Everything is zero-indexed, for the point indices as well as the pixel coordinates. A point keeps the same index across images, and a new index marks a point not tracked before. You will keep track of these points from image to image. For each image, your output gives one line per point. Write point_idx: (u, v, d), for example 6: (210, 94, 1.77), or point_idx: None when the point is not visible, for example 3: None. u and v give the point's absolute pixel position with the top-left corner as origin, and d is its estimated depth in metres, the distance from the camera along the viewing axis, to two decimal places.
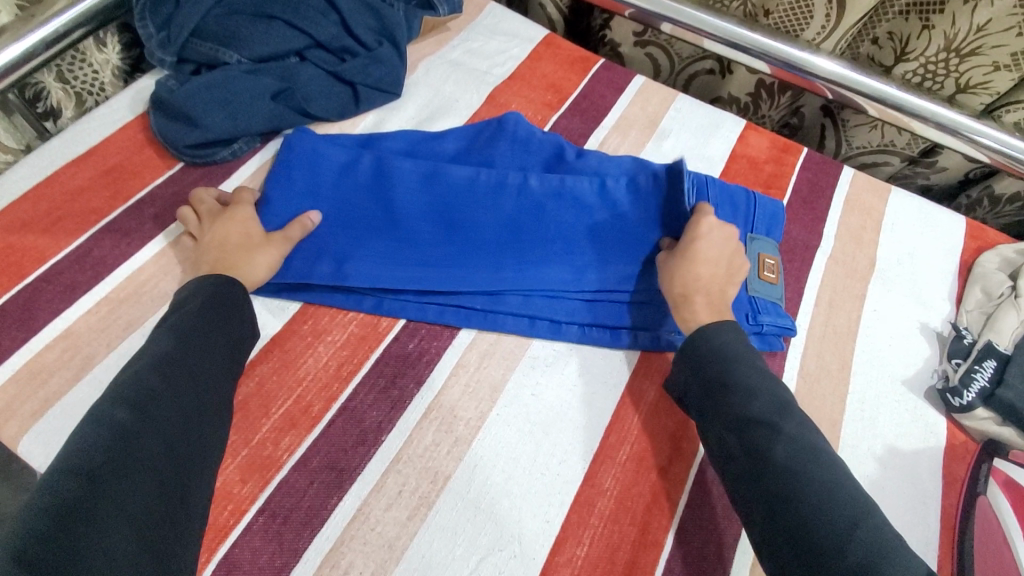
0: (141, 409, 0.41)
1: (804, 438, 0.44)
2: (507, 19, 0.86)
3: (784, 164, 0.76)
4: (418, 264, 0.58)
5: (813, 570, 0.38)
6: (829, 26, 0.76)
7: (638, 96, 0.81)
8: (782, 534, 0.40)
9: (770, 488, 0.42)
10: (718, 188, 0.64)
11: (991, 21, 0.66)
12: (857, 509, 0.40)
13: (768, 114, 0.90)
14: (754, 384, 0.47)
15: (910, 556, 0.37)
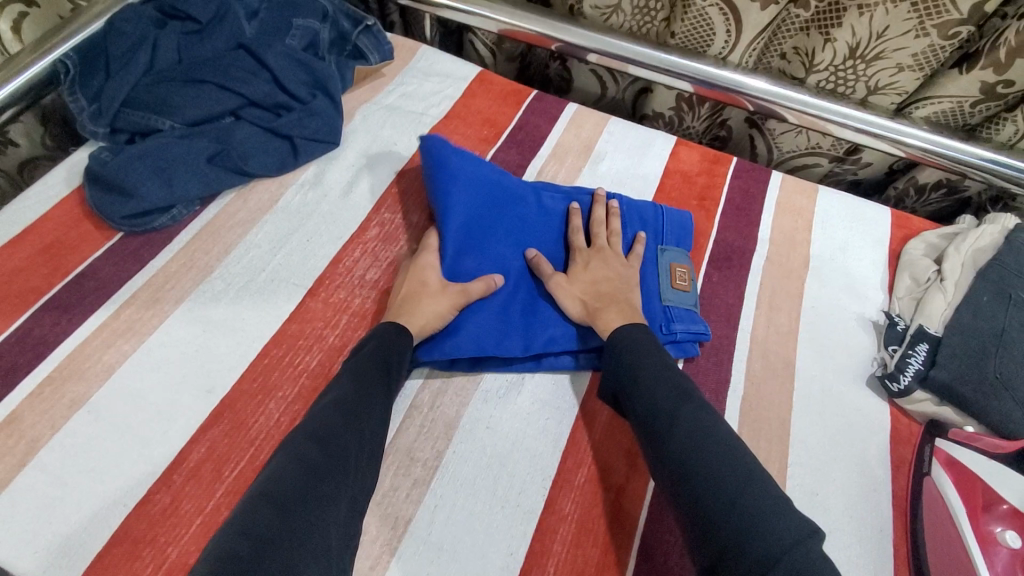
0: (327, 450, 0.43)
1: (697, 421, 0.47)
2: (438, 61, 0.89)
3: (715, 175, 0.79)
4: (483, 334, 0.59)
5: (703, 524, 0.42)
6: (731, 42, 0.78)
7: (572, 123, 0.84)
8: (687, 506, 0.44)
9: (671, 463, 0.46)
10: (626, 203, 0.70)
11: (888, 27, 0.69)
12: (743, 476, 0.43)
13: (691, 125, 0.92)
14: (657, 375, 0.52)
15: (790, 517, 0.40)
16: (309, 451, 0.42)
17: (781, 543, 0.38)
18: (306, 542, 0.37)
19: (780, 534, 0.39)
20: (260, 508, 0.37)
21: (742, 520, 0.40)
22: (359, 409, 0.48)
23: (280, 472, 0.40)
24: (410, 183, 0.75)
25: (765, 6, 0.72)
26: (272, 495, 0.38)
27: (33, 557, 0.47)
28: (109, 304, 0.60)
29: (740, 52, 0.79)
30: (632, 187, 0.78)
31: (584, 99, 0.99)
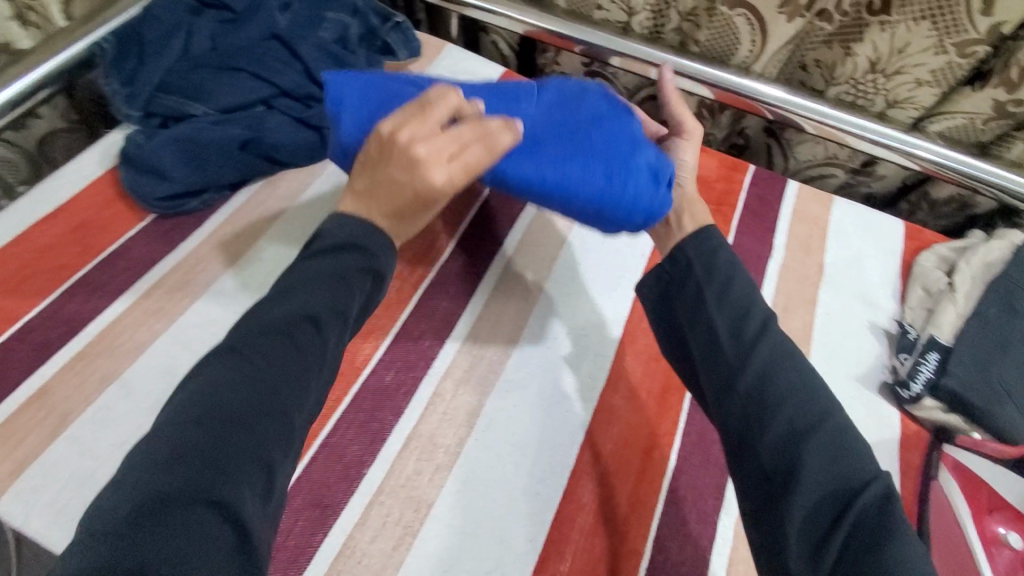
0: (254, 374, 0.40)
1: (779, 353, 0.48)
2: (463, 59, 0.91)
3: (733, 181, 0.81)
4: None
5: (781, 448, 0.43)
6: (755, 51, 0.80)
7: None
8: (757, 429, 0.45)
9: (746, 389, 0.46)
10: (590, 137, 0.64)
11: (909, 44, 0.70)
12: (822, 406, 0.45)
13: (711, 131, 0.94)
14: (741, 306, 0.51)
15: (860, 451, 0.43)
16: (237, 372, 0.40)
17: (859, 474, 0.42)
18: (232, 467, 0.36)
19: (855, 469, 0.42)
20: (182, 435, 0.36)
21: (824, 445, 0.43)
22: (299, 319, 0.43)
23: (203, 399, 0.38)
24: None
25: (793, 18, 0.74)
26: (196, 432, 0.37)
27: (66, 525, 0.48)
28: (141, 283, 0.61)
29: (763, 62, 0.81)
30: None
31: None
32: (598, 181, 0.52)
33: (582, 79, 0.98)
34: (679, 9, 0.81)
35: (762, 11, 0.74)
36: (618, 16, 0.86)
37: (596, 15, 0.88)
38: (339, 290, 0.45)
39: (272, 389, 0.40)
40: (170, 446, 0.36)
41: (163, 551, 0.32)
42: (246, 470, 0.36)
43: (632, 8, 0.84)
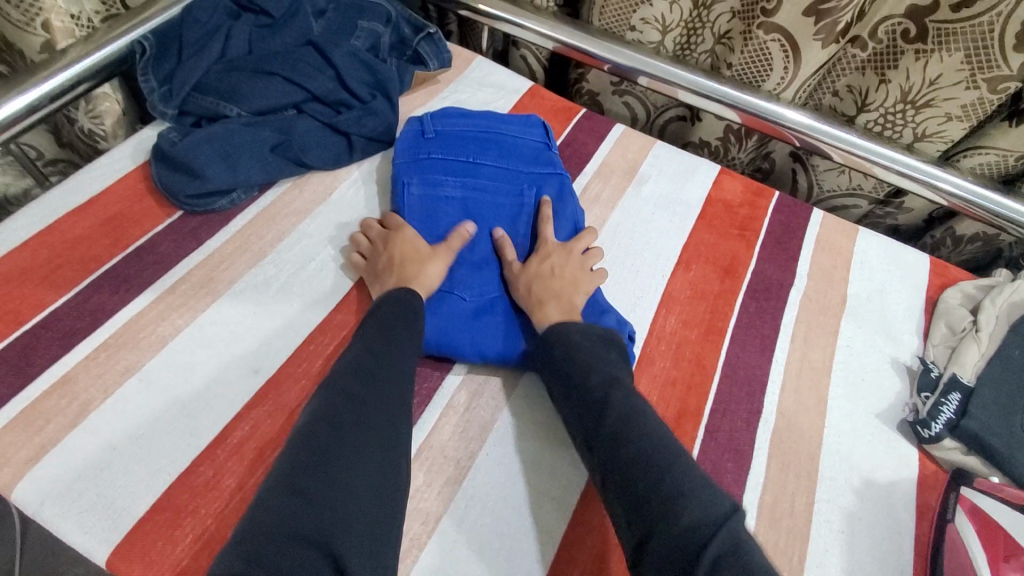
0: (336, 426, 0.44)
1: (629, 406, 0.51)
2: (492, 72, 0.91)
3: (757, 207, 0.80)
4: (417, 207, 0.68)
5: (640, 496, 0.44)
6: (787, 77, 0.80)
7: (618, 144, 0.85)
8: (620, 481, 0.46)
9: (609, 441, 0.49)
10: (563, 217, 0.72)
11: (941, 76, 0.69)
12: (668, 454, 0.47)
13: (736, 156, 0.94)
14: (592, 363, 0.55)
15: (714, 493, 0.44)
16: (324, 429, 0.44)
17: (711, 519, 0.42)
18: (340, 474, 0.42)
19: (708, 509, 0.42)
20: (284, 481, 0.40)
21: (670, 495, 0.43)
22: (382, 370, 0.50)
23: (304, 435, 0.44)
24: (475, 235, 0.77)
25: (827, 44, 0.73)
26: (296, 462, 0.42)
27: (78, 515, 0.48)
28: (165, 279, 0.62)
29: (793, 89, 0.81)
30: (674, 212, 0.79)
31: (624, 120, 1.01)
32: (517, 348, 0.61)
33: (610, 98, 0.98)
34: (715, 30, 0.84)
35: (796, 36, 0.74)
36: (653, 36, 0.87)
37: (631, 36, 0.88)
38: (391, 362, 0.51)
39: (366, 419, 0.46)
40: (277, 492, 0.40)
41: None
42: (353, 491, 0.41)
43: (666, 26, 0.85)
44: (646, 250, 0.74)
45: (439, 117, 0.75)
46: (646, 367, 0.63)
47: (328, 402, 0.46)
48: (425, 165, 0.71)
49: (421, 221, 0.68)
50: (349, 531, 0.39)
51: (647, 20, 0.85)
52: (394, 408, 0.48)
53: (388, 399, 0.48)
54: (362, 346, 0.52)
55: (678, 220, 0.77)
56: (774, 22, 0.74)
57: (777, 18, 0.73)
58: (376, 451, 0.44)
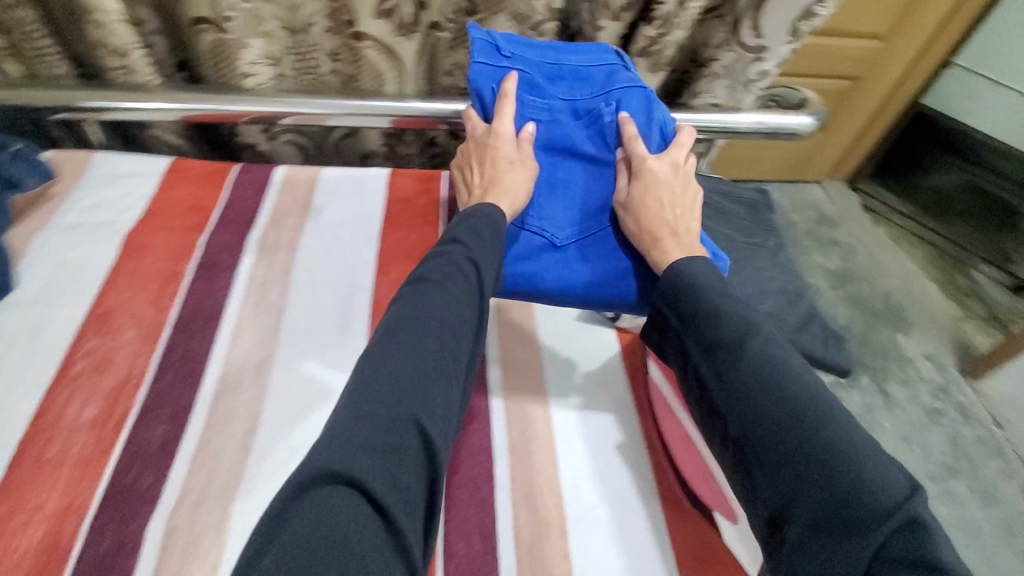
0: (388, 352, 0.50)
1: (762, 357, 0.53)
2: (116, 165, 0.82)
3: (432, 192, 0.87)
4: (543, 115, 0.70)
5: (788, 457, 0.48)
6: (399, 74, 0.86)
7: (285, 186, 0.83)
8: (758, 434, 0.50)
9: (744, 389, 0.52)
10: (636, 109, 0.70)
11: (503, 33, 0.80)
12: (818, 416, 0.49)
13: (409, 155, 1.00)
14: (717, 310, 0.56)
15: (882, 466, 0.46)
16: (388, 362, 0.50)
17: (885, 497, 0.44)
18: (408, 397, 0.48)
19: (884, 486, 0.45)
20: (358, 418, 0.45)
21: (830, 464, 0.46)
22: (426, 303, 0.54)
23: (372, 366, 0.49)
24: (127, 329, 0.65)
25: (409, 36, 0.81)
26: (383, 387, 0.48)
27: None
28: None
29: (410, 83, 0.88)
30: (358, 226, 0.80)
31: (294, 160, 1.00)
32: (603, 272, 0.66)
33: (272, 145, 0.97)
34: (323, 51, 0.86)
35: (385, 40, 0.81)
36: (269, 72, 0.86)
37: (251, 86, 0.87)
38: (439, 291, 0.55)
39: (427, 339, 0.52)
40: (362, 410, 0.46)
41: (372, 469, 0.43)
42: (427, 397, 0.49)
43: (275, 57, 0.84)
44: (343, 271, 0.74)
45: (511, 38, 0.72)
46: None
47: (393, 325, 0.53)
48: (535, 83, 0.70)
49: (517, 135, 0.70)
50: (431, 426, 0.48)
51: (258, 61, 0.83)
52: (443, 329, 0.53)
53: (438, 325, 0.53)
54: (406, 289, 0.57)
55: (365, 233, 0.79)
56: (367, 32, 0.80)
57: (361, 27, 0.79)
58: (421, 362, 0.51)
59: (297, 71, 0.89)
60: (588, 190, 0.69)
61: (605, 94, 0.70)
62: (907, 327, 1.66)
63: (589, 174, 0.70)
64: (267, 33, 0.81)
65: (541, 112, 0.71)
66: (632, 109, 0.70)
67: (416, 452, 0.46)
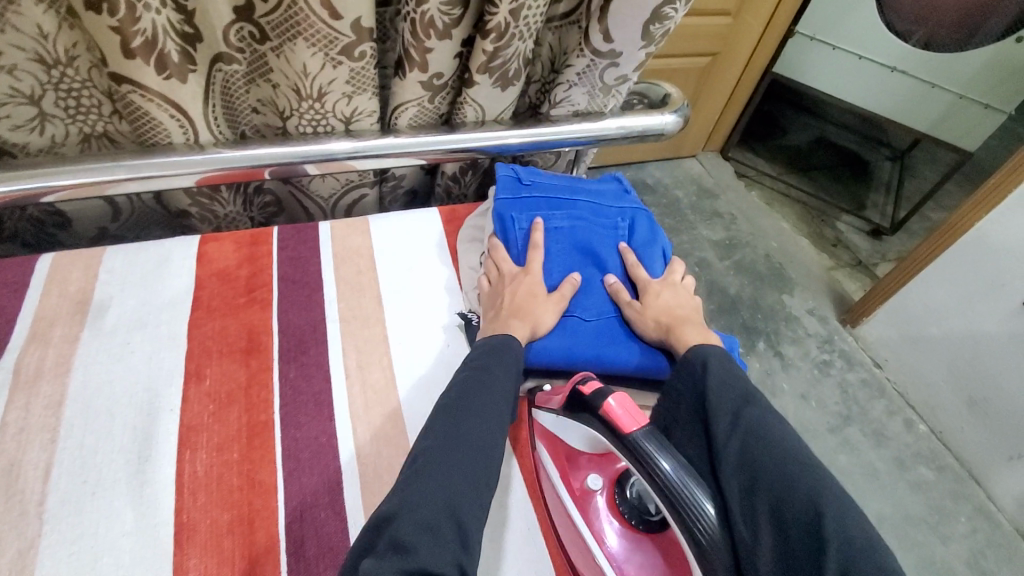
0: (437, 463, 0.47)
1: (762, 422, 0.53)
2: None
3: (257, 258, 0.71)
4: (568, 221, 0.72)
5: (778, 499, 0.46)
6: (186, 123, 0.67)
7: (50, 284, 0.63)
8: (749, 478, 0.49)
9: (744, 442, 0.52)
10: (643, 224, 0.77)
11: (307, 64, 0.66)
12: (802, 465, 0.49)
13: (228, 212, 0.82)
14: (724, 378, 0.58)
15: (865, 529, 0.44)
16: (449, 460, 0.47)
17: (864, 555, 0.42)
18: (463, 505, 0.45)
19: (865, 546, 0.42)
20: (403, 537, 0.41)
21: (811, 504, 0.45)
22: (475, 402, 0.53)
23: (427, 470, 0.46)
24: None
25: (186, 77, 0.63)
26: (418, 511, 0.43)
27: None
28: None
29: (204, 128, 0.69)
30: (159, 324, 0.63)
31: (101, 219, 0.81)
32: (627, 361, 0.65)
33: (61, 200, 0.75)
34: (100, 90, 0.67)
35: (167, 92, 0.63)
36: (26, 113, 0.65)
37: (3, 129, 0.66)
38: (487, 396, 0.54)
39: (478, 449, 0.50)
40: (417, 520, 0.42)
41: None
42: (468, 508, 0.45)
43: (28, 94, 0.64)
44: (135, 395, 0.56)
45: (530, 170, 0.77)
46: (187, 546, 0.49)
47: (443, 430, 0.50)
48: (545, 196, 0.74)
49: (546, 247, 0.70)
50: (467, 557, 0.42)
51: (4, 101, 0.63)
52: (492, 444, 0.51)
53: (491, 433, 0.52)
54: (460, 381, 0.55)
55: (171, 332, 0.62)
56: (137, 81, 0.60)
57: (114, 67, 0.59)
58: (478, 471, 0.48)
59: (67, 111, 0.68)
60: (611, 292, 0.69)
61: (622, 213, 0.77)
62: (791, 288, 1.72)
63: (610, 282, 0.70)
64: (8, 65, 0.61)
65: (566, 220, 0.72)
66: (637, 229, 0.76)
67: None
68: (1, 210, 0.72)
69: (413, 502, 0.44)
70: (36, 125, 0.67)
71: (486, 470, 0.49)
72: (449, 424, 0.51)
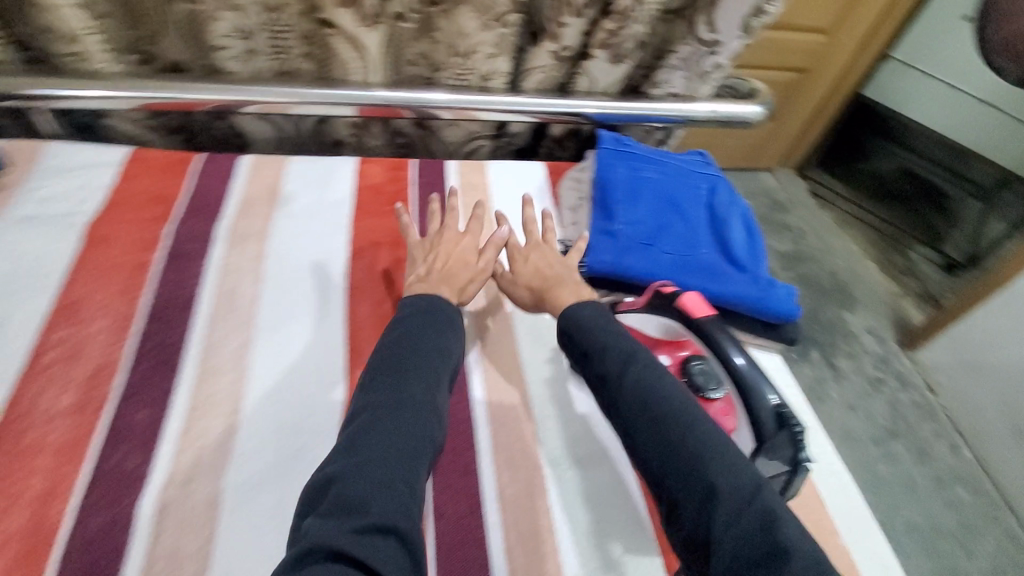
0: (354, 443, 0.48)
1: (636, 387, 0.54)
2: (73, 154, 0.80)
3: (400, 180, 0.88)
4: (656, 175, 0.85)
5: (669, 433, 0.50)
6: (364, 63, 0.87)
7: (252, 175, 0.84)
8: (648, 414, 0.52)
9: (642, 380, 0.54)
10: (724, 188, 0.87)
11: (466, 26, 0.83)
12: (682, 429, 0.50)
13: (375, 145, 1.02)
14: (607, 339, 0.58)
15: (734, 473, 0.47)
16: (386, 437, 0.48)
17: (743, 485, 0.46)
18: (386, 476, 0.46)
19: (738, 485, 0.46)
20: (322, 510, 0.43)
21: (693, 458, 0.48)
22: (403, 384, 0.53)
23: (353, 444, 0.48)
24: (98, 320, 0.64)
25: (372, 26, 0.83)
26: (335, 474, 0.45)
27: None
28: None
29: (377, 71, 0.89)
30: (330, 213, 0.81)
31: (268, 146, 1.01)
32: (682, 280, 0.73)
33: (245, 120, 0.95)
34: (297, 33, 0.84)
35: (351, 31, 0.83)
36: (240, 46, 0.84)
37: (222, 59, 0.86)
38: (394, 400, 0.51)
39: (412, 421, 0.50)
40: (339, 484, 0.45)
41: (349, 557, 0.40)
42: (397, 473, 0.46)
43: (246, 32, 0.83)
44: (315, 260, 0.75)
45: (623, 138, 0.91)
46: (354, 359, 0.66)
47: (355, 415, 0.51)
48: (636, 154, 0.87)
49: (633, 189, 0.82)
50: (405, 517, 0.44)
51: (229, 34, 0.82)
52: (415, 430, 0.50)
53: (414, 407, 0.52)
54: (382, 354, 0.56)
55: (340, 222, 0.81)
56: (336, 22, 0.81)
57: (323, 14, 0.81)
58: (404, 440, 0.48)
59: (272, 49, 0.86)
60: (685, 235, 0.79)
61: (705, 176, 0.89)
62: (853, 305, 1.75)
63: (685, 228, 0.80)
64: (239, 7, 0.79)
65: (657, 174, 0.85)
66: (722, 191, 0.86)
67: (402, 541, 0.43)
68: (208, 117, 0.93)
69: (361, 459, 0.46)
70: (245, 57, 0.86)
71: (416, 430, 0.50)
72: (395, 388, 0.52)
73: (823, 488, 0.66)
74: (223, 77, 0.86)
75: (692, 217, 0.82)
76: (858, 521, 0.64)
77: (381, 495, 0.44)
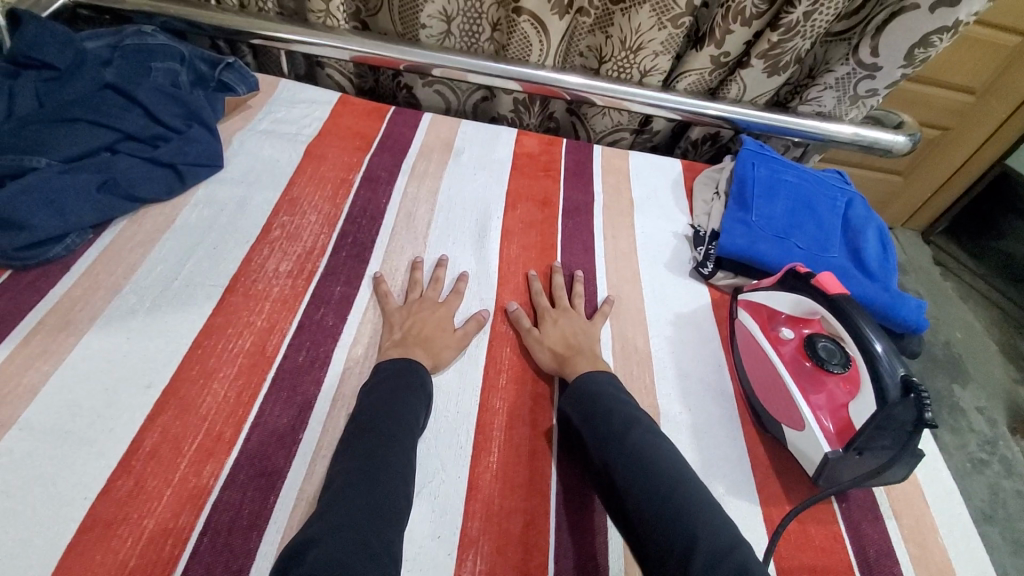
0: (332, 495, 0.47)
1: (643, 442, 0.56)
2: (299, 91, 0.98)
3: (553, 153, 0.99)
4: (795, 180, 0.90)
5: (658, 486, 0.51)
6: (545, 48, 0.98)
7: (431, 128, 0.98)
8: (632, 474, 0.53)
9: (618, 457, 0.55)
10: (861, 204, 0.91)
11: (642, 25, 0.92)
12: (674, 482, 0.52)
13: (529, 122, 1.13)
14: (613, 407, 0.60)
15: (718, 531, 0.48)
16: (354, 485, 0.48)
17: (720, 544, 0.47)
18: (365, 514, 0.45)
19: (717, 544, 0.47)
20: (322, 520, 0.44)
21: (678, 510, 0.49)
22: (379, 447, 0.52)
23: (343, 486, 0.48)
24: (309, 215, 0.79)
25: (562, 16, 0.94)
26: (333, 513, 0.45)
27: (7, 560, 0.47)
28: (14, 334, 0.60)
29: (551, 55, 1.00)
30: (493, 169, 0.94)
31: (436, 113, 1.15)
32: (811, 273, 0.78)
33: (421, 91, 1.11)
34: (488, 19, 1.00)
35: (540, 14, 0.93)
36: (438, 27, 1.01)
37: (422, 37, 1.02)
38: (383, 447, 0.52)
39: (391, 474, 0.50)
40: (337, 496, 0.47)
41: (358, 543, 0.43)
42: (362, 515, 0.45)
43: (447, 16, 0.99)
44: (478, 205, 0.88)
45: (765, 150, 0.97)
46: (503, 286, 0.79)
47: (348, 463, 0.51)
48: (778, 161, 0.92)
49: (771, 186, 0.88)
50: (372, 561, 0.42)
51: (433, 16, 0.99)
52: (395, 487, 0.49)
53: (386, 465, 0.51)
54: (357, 414, 0.57)
55: (500, 177, 0.92)
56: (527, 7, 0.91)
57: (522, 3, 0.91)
58: (359, 504, 0.46)
59: (462, 36, 1.03)
60: (817, 236, 0.84)
61: (842, 191, 0.92)
62: (965, 379, 1.65)
63: (817, 229, 0.85)
64: None
65: (796, 180, 0.90)
66: (858, 207, 0.90)
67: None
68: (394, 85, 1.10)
69: (331, 526, 0.43)
70: (440, 37, 1.03)
71: (389, 496, 0.48)
72: (374, 444, 0.53)
73: (927, 491, 0.68)
74: (417, 43, 0.99)
75: (825, 222, 0.86)
76: (961, 523, 0.65)
77: (369, 536, 0.44)
